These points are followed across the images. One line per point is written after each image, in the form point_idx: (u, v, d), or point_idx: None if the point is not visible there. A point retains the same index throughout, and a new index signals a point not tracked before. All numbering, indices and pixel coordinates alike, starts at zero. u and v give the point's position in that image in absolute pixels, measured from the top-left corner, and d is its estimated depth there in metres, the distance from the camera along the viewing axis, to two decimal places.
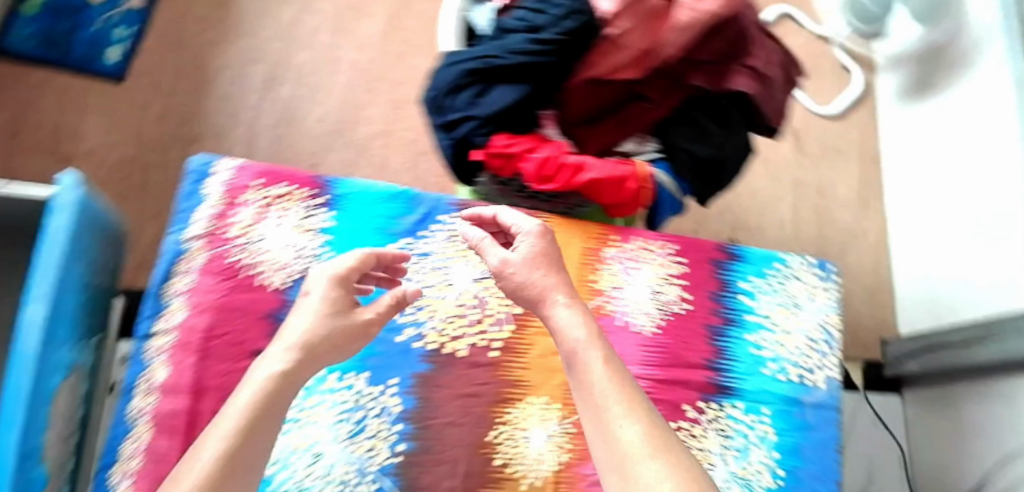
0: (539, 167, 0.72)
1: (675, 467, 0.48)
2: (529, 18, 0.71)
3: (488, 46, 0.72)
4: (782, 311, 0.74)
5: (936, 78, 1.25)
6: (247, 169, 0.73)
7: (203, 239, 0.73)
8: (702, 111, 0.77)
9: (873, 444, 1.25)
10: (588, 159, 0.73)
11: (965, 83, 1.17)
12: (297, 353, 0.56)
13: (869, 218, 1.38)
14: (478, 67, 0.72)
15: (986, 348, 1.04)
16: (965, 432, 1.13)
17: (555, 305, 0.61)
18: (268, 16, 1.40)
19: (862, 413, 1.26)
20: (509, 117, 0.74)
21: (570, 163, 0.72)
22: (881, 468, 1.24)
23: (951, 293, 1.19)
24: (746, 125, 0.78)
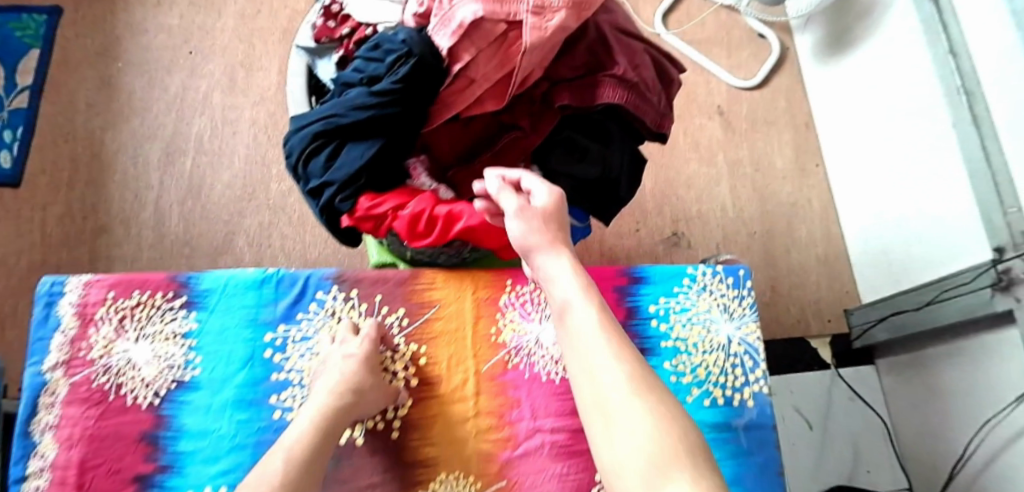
0: (411, 224, 0.66)
1: (655, 407, 0.49)
2: (366, 70, 0.65)
3: (330, 106, 0.66)
4: (696, 330, 0.69)
5: (850, 31, 1.21)
6: (97, 284, 0.68)
7: (62, 367, 0.66)
8: (575, 128, 0.72)
9: (852, 421, 1.20)
10: (460, 206, 0.67)
11: (881, 30, 1.12)
12: (340, 398, 0.60)
13: (810, 185, 1.33)
14: (322, 129, 0.66)
15: (947, 309, 0.99)
16: (942, 395, 1.07)
17: (553, 256, 0.60)
18: (156, 87, 1.33)
19: (837, 391, 1.21)
20: (371, 174, 0.67)
21: (441, 214, 0.66)
22: (866, 444, 1.20)
23: (903, 252, 1.14)
24: (625, 136, 0.73)
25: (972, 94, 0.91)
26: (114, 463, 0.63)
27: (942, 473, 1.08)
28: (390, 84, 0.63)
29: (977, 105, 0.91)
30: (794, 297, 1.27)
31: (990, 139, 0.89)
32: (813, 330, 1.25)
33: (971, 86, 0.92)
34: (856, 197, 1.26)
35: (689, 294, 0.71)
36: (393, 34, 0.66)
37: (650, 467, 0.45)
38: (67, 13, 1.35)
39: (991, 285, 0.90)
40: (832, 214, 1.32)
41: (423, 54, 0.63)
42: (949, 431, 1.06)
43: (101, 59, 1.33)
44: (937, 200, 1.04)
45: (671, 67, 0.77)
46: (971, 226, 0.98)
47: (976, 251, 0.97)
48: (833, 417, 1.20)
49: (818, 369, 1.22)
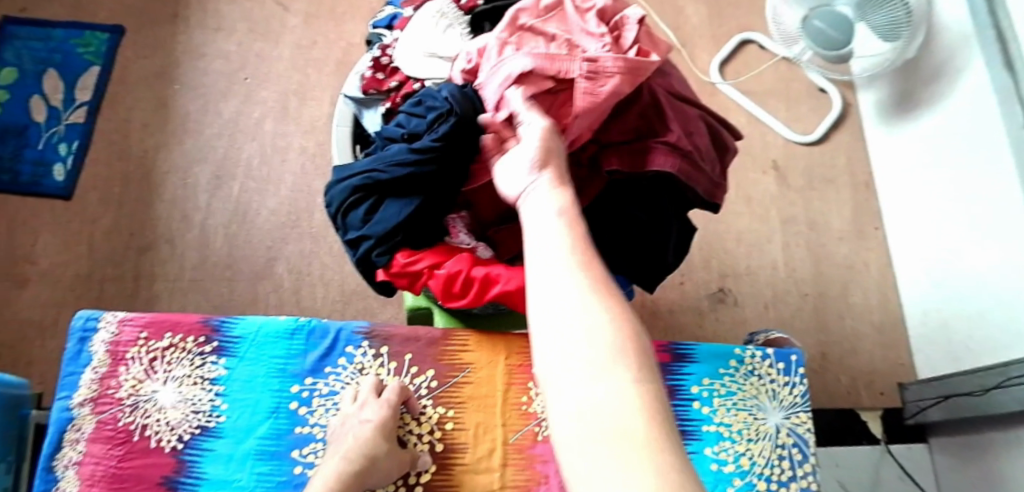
0: (446, 284, 0.64)
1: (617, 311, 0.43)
2: (409, 125, 0.65)
3: (371, 161, 0.66)
4: (743, 417, 0.66)
5: (918, 92, 1.16)
6: (131, 322, 0.67)
7: (90, 404, 0.65)
8: (624, 196, 0.69)
9: None
10: (498, 269, 0.65)
11: (951, 94, 1.06)
12: (357, 463, 0.58)
13: (868, 248, 1.27)
14: (362, 183, 0.65)
15: (1009, 397, 0.92)
16: (998, 489, 0.99)
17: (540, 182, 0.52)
18: (211, 111, 1.36)
19: (884, 468, 1.14)
20: (409, 230, 0.65)
21: (478, 275, 0.64)
22: None
23: (966, 331, 1.07)
24: (676, 207, 0.71)
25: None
26: None
27: None
28: (431, 142, 0.62)
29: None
30: (844, 366, 1.20)
31: None
32: (864, 402, 1.18)
33: None
34: (918, 265, 1.19)
35: (735, 377, 0.67)
36: (437, 91, 0.65)
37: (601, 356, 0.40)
38: (132, 35, 1.40)
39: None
40: (890, 280, 1.26)
41: (465, 112, 0.62)
42: None
43: (161, 81, 1.37)
44: (1010, 278, 0.97)
45: (727, 133, 0.74)
46: None
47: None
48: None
49: (865, 444, 1.14)
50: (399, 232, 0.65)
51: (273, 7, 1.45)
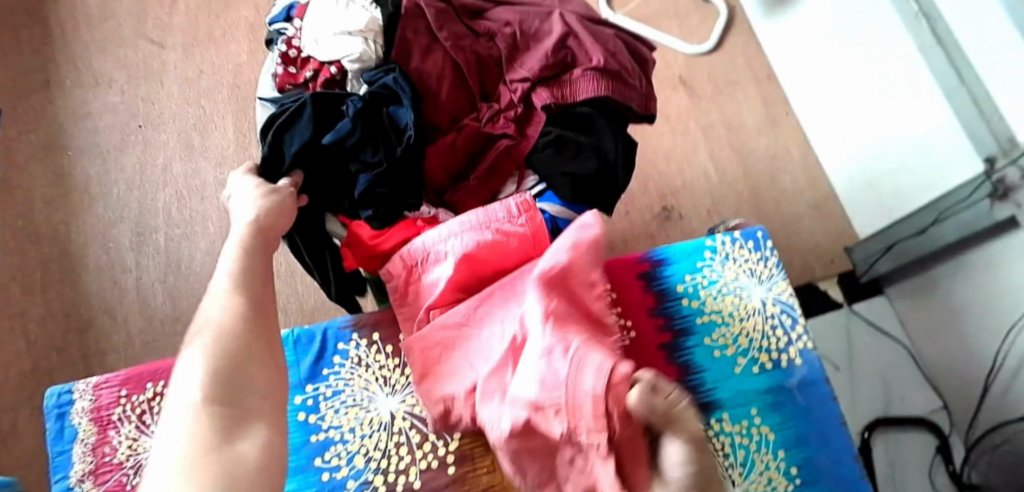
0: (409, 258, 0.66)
1: None
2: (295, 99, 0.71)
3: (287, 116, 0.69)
4: (729, 300, 0.70)
5: None
6: (108, 383, 0.64)
7: (90, 477, 0.61)
8: (562, 127, 0.72)
9: (876, 353, 1.24)
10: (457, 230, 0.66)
11: None
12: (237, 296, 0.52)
13: (784, 133, 1.38)
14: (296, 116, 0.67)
15: (946, 228, 1.03)
16: (957, 314, 1.10)
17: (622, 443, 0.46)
18: (113, 169, 1.29)
19: (855, 326, 1.25)
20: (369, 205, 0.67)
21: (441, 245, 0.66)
22: (894, 373, 1.22)
23: (890, 182, 1.18)
24: (617, 124, 0.74)
25: (929, 16, 0.97)
26: None
27: (972, 387, 1.10)
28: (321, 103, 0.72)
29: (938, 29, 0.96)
30: (793, 248, 1.31)
31: (957, 55, 0.95)
32: (818, 274, 1.30)
33: (927, 10, 0.98)
34: (835, 140, 1.31)
35: (714, 266, 0.72)
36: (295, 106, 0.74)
37: None
38: (8, 110, 1.29)
39: (987, 196, 0.95)
40: (811, 162, 1.37)
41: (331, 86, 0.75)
42: (973, 346, 1.08)
43: (51, 151, 1.28)
44: (911, 122, 1.10)
45: (641, 47, 0.78)
46: (953, 143, 1.02)
47: (965, 167, 1.01)
48: (857, 356, 1.23)
49: (832, 310, 1.26)
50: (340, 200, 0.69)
51: (147, 46, 1.38)
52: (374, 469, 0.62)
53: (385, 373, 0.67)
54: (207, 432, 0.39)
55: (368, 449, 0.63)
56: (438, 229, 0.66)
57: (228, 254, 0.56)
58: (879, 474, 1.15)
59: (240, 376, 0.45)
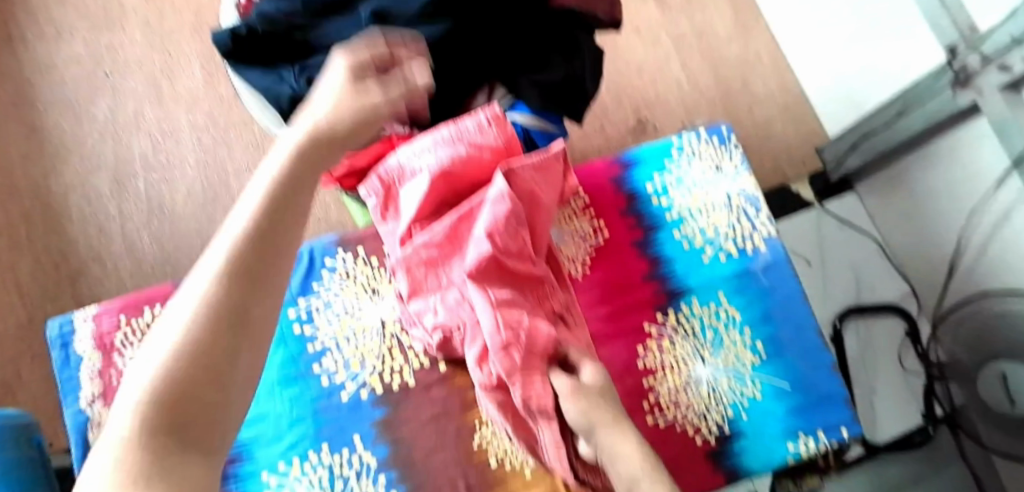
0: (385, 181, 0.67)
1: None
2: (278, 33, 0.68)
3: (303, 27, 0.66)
4: (696, 195, 0.73)
5: None
6: (106, 311, 0.67)
7: (101, 398, 0.64)
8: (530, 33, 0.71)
9: (848, 247, 1.29)
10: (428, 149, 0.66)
11: None
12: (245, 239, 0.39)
13: (756, 39, 1.39)
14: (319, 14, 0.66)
15: (912, 119, 1.07)
16: (924, 205, 1.16)
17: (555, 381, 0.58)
18: (83, 120, 1.27)
19: (827, 223, 1.29)
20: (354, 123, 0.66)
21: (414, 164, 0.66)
22: (865, 266, 1.27)
23: (857, 80, 1.21)
24: (582, 30, 0.74)
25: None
26: None
27: (939, 270, 1.16)
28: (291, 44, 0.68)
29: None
30: (765, 152, 1.36)
31: None
32: (790, 175, 1.35)
33: None
34: (805, 42, 1.32)
35: (679, 164, 0.74)
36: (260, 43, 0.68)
37: None
38: None
39: (950, 84, 0.98)
40: (782, 64, 1.39)
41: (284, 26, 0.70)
42: (937, 232, 1.15)
43: (20, 106, 1.26)
44: (875, 25, 1.14)
45: None
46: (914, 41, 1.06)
47: (928, 58, 1.03)
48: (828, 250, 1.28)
49: (804, 210, 1.30)
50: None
51: None
52: (370, 371, 0.67)
53: (373, 282, 0.70)
54: (130, 474, 0.28)
55: (363, 353, 0.67)
56: (414, 145, 0.66)
57: (270, 167, 0.45)
58: (851, 360, 1.22)
59: (207, 384, 0.34)
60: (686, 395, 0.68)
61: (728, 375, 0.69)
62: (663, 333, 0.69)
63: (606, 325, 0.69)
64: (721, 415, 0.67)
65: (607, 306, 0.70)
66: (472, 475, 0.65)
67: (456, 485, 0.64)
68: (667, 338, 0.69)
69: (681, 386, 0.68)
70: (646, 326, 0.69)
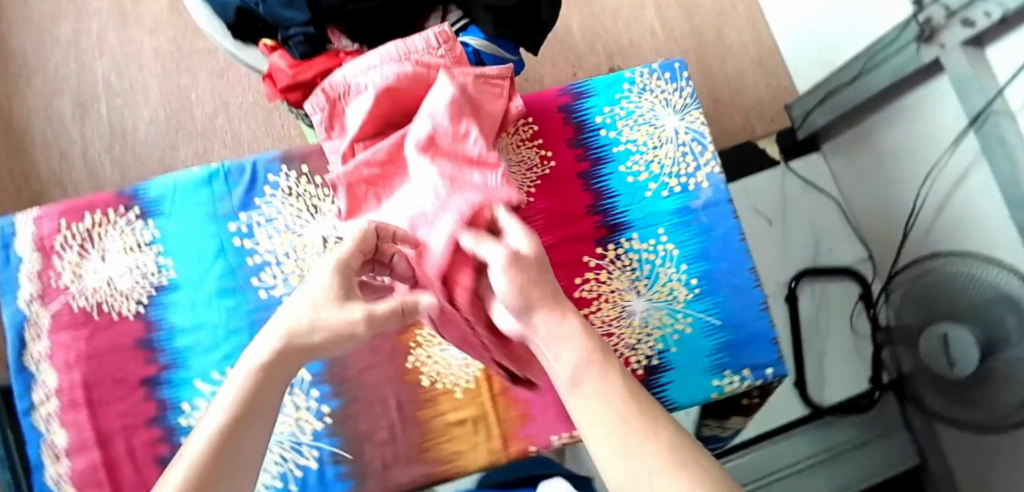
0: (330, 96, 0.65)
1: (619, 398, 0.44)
2: None
3: None
4: (644, 130, 0.74)
5: None
6: (46, 213, 0.66)
7: (39, 299, 0.64)
8: None
9: (810, 206, 1.31)
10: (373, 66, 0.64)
11: None
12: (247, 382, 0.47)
13: None
14: None
15: (879, 75, 1.06)
16: (887, 165, 1.18)
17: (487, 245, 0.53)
18: (42, 39, 1.23)
19: (791, 183, 1.31)
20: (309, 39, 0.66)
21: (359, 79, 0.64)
22: (825, 225, 1.30)
23: (829, 35, 1.21)
24: None
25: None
26: (118, 374, 0.64)
27: (896, 231, 1.20)
28: None
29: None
30: (736, 104, 1.36)
31: None
32: (758, 132, 1.36)
33: None
34: None
35: (632, 97, 0.75)
36: None
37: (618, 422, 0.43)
38: None
39: (915, 40, 0.98)
40: (758, 17, 1.39)
41: None
42: (897, 191, 1.17)
43: None
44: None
45: None
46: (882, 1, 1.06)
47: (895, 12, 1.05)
48: (790, 209, 1.29)
49: (770, 168, 1.30)
50: (258, 17, 0.66)
51: None
52: None
53: (315, 201, 0.69)
54: None
55: (302, 271, 0.67)
56: (360, 62, 0.65)
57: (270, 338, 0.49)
58: (804, 317, 1.25)
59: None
60: (620, 326, 0.69)
61: (662, 309, 0.70)
62: (602, 265, 0.70)
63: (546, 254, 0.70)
64: (651, 348, 0.69)
65: (548, 236, 0.70)
66: (403, 394, 0.66)
67: (389, 402, 0.66)
68: (606, 270, 0.70)
69: (616, 318, 0.70)
70: (586, 259, 0.70)
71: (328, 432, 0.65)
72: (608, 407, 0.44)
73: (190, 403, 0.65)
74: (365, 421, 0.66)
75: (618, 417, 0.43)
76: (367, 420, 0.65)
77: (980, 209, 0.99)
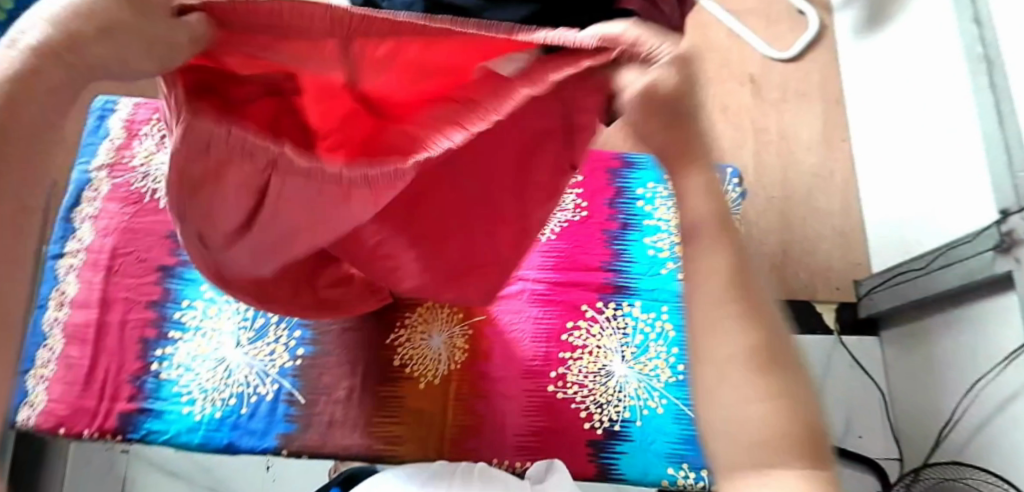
0: None
1: (745, 327, 0.34)
2: None
3: None
4: (679, 215, 0.78)
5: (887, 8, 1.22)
6: (146, 105, 0.77)
7: (107, 169, 0.73)
8: None
9: (851, 386, 1.21)
10: None
11: (904, 16, 1.16)
12: None
13: (835, 158, 1.34)
14: None
15: (949, 273, 0.99)
16: (937, 367, 1.08)
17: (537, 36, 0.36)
18: None
19: (840, 356, 1.22)
20: None
21: None
22: (862, 410, 1.19)
23: (916, 226, 1.14)
24: None
25: (992, 62, 0.90)
26: (142, 254, 0.70)
27: (928, 437, 1.09)
28: None
29: (996, 73, 0.89)
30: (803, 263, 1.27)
31: (1006, 103, 0.87)
32: (818, 296, 1.25)
33: (992, 55, 0.90)
34: (880, 177, 1.25)
35: None
36: None
37: (741, 362, 0.33)
38: None
39: (993, 248, 0.90)
40: (853, 190, 1.33)
41: None
42: (938, 396, 1.08)
43: None
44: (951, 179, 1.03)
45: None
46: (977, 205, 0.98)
47: (982, 213, 0.97)
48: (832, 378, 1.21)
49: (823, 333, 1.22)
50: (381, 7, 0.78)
51: None
52: None
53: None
54: None
55: None
56: None
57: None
58: None
59: None
60: (594, 382, 0.70)
61: (640, 381, 0.70)
62: (596, 319, 0.72)
63: (549, 290, 0.73)
64: (618, 413, 0.69)
65: (556, 275, 0.73)
66: (372, 365, 0.68)
67: (357, 366, 0.68)
68: (598, 325, 0.72)
69: (594, 373, 0.70)
70: (584, 307, 0.72)
71: (292, 373, 0.67)
72: (722, 275, 0.35)
73: (191, 302, 0.69)
74: (329, 375, 0.68)
75: (719, 293, 0.35)
76: (332, 375, 0.67)
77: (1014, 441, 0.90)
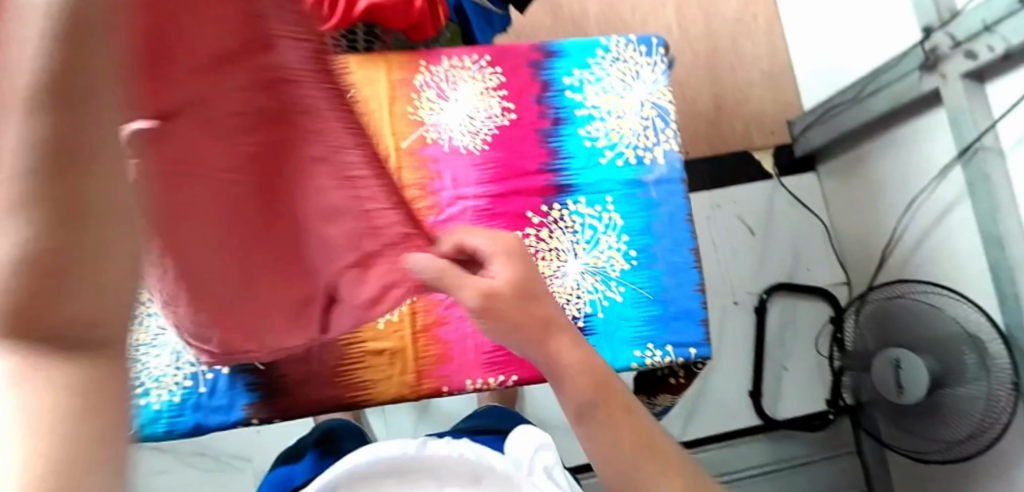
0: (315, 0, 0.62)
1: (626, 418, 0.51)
2: None
3: None
4: (609, 98, 0.74)
5: None
6: None
7: None
8: None
9: (793, 222, 1.28)
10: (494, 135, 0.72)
11: None
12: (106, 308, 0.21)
13: (756, 2, 1.32)
14: None
15: (880, 98, 1.05)
16: (876, 188, 1.15)
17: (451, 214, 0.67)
18: None
19: (780, 197, 1.29)
20: None
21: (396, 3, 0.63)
22: (808, 243, 1.28)
23: (839, 56, 1.18)
24: None
25: None
26: None
27: (871, 256, 1.19)
28: None
29: None
30: (738, 114, 1.29)
31: None
32: (756, 142, 1.29)
33: None
34: (801, 11, 1.26)
35: (603, 65, 0.75)
36: None
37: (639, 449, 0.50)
38: None
39: (918, 68, 0.96)
40: (776, 30, 1.33)
41: None
42: (878, 215, 1.16)
43: None
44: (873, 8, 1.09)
45: None
46: (894, 26, 1.04)
47: (904, 35, 1.03)
48: (774, 221, 1.28)
49: (762, 178, 1.29)
50: None
51: None
52: None
53: None
54: None
55: None
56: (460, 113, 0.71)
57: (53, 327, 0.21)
58: (770, 331, 1.24)
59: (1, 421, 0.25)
60: (552, 286, 0.69)
61: (595, 274, 0.70)
62: (543, 223, 0.70)
63: (492, 205, 0.69)
64: (579, 310, 0.69)
65: (495, 187, 0.70)
66: None
67: None
68: (546, 229, 0.70)
69: (549, 277, 0.69)
70: (529, 214, 0.70)
71: None
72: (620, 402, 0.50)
73: None
74: None
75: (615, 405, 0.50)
76: None
77: (956, 246, 0.99)
